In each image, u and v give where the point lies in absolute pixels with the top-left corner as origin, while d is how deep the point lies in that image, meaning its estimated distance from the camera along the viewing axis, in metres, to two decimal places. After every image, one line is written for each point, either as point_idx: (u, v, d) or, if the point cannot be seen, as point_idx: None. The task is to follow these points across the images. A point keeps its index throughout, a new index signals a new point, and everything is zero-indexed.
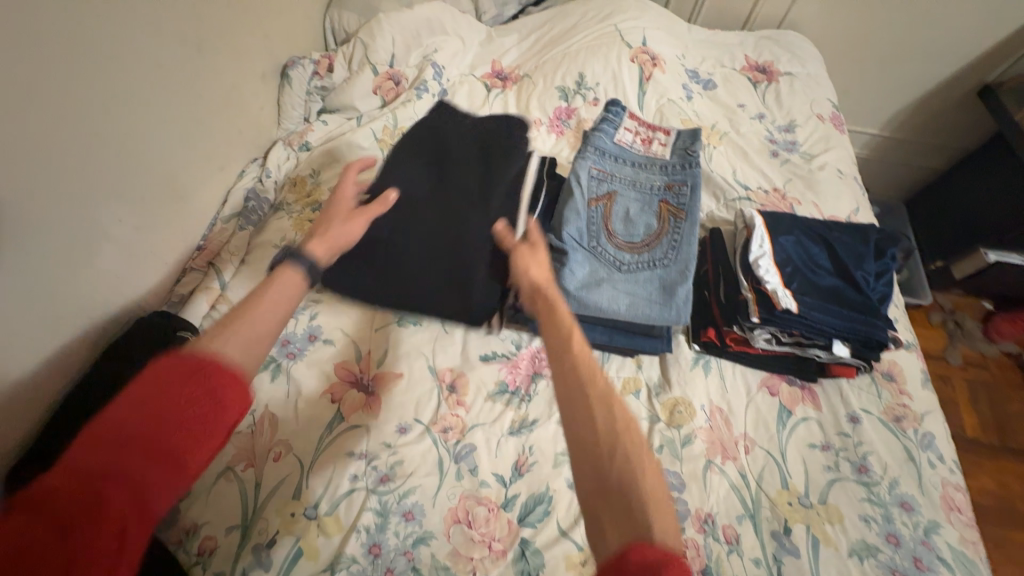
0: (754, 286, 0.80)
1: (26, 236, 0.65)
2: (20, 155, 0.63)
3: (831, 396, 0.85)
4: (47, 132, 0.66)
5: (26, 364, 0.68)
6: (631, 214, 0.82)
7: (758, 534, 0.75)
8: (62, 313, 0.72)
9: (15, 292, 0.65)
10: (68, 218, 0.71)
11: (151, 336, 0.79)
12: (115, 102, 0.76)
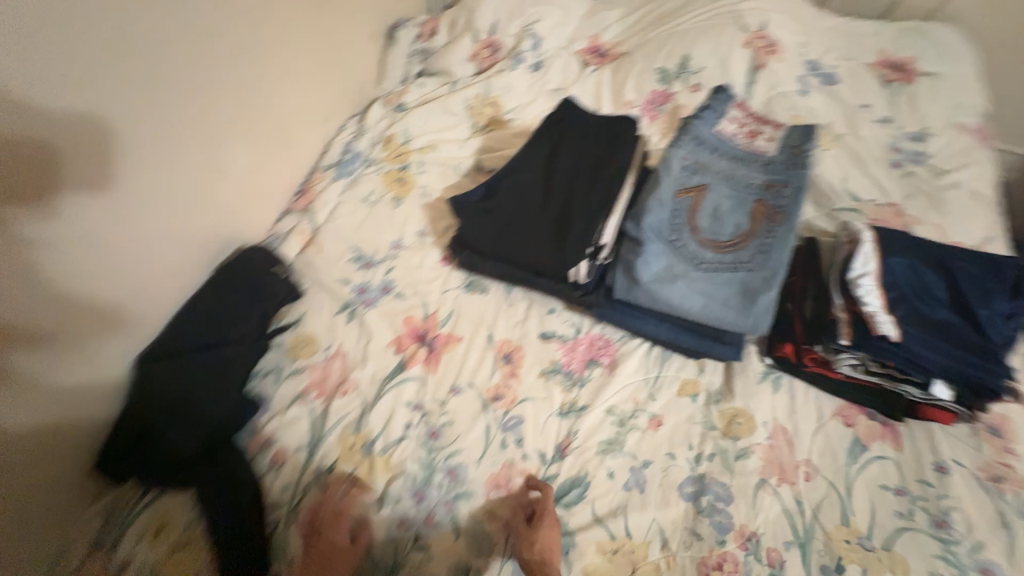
0: (848, 307, 0.73)
1: (137, 163, 0.72)
2: (135, 104, 0.70)
3: (918, 440, 0.77)
4: (161, 69, 0.72)
5: (151, 280, 0.78)
6: (720, 211, 0.77)
7: (806, 566, 0.70)
8: (183, 237, 0.82)
9: (125, 230, 0.72)
10: (180, 152, 0.78)
11: (254, 268, 0.89)
12: (228, 46, 0.81)
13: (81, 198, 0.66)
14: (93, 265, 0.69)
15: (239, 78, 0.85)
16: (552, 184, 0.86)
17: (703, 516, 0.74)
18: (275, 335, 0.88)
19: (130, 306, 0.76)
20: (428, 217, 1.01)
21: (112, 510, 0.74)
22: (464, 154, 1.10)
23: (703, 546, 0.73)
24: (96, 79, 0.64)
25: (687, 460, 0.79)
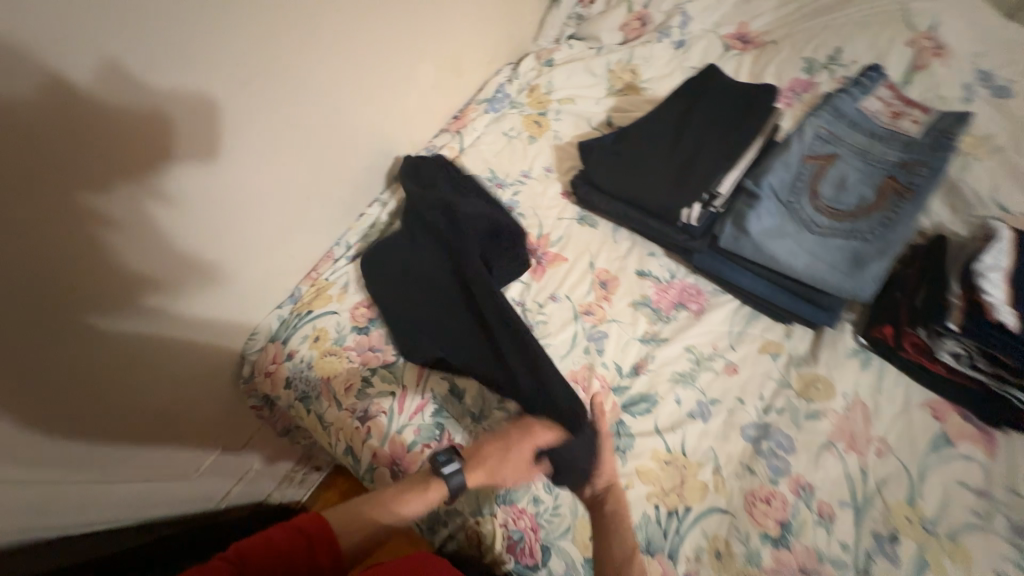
0: (965, 295, 0.73)
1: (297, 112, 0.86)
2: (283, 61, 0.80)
3: (1016, 451, 0.74)
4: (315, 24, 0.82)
5: (324, 195, 0.99)
6: (845, 182, 0.80)
7: (857, 526, 0.73)
8: (353, 165, 1.02)
9: (269, 185, 0.87)
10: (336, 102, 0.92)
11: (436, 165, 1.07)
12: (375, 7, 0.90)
13: (197, 163, 0.74)
14: (210, 218, 0.80)
15: (355, 53, 0.91)
16: (682, 138, 0.95)
17: (760, 456, 0.79)
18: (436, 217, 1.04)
19: (304, 217, 0.98)
20: (556, 157, 1.15)
21: (287, 318, 0.98)
22: (597, 110, 1.22)
23: (754, 480, 0.78)
24: (245, 63, 0.74)
25: (755, 407, 0.84)
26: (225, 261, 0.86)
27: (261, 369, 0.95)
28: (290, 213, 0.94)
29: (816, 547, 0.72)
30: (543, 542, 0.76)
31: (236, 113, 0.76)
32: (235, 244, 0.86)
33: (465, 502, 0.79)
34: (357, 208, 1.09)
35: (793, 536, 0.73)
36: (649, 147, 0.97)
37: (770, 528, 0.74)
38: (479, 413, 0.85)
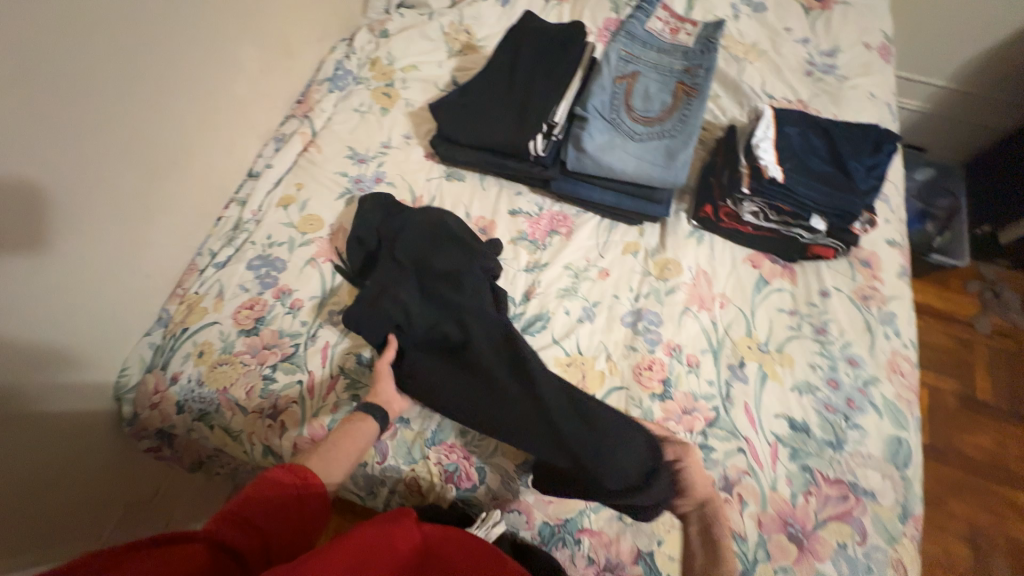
0: (750, 164, 0.93)
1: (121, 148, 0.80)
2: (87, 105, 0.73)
3: (809, 275, 0.97)
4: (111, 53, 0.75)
5: (176, 215, 0.94)
6: (649, 93, 0.96)
7: (716, 364, 0.90)
8: (200, 177, 0.98)
9: (112, 230, 0.82)
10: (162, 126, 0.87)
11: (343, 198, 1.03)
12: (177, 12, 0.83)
13: (24, 256, 0.69)
14: (57, 295, 0.75)
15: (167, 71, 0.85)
16: (517, 83, 1.04)
17: (639, 335, 0.94)
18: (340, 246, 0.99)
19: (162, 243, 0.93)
20: (412, 123, 1.18)
21: (162, 342, 0.91)
22: (442, 72, 1.25)
23: (638, 355, 0.92)
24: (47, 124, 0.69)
25: (628, 299, 0.98)
26: (82, 328, 0.81)
27: (145, 403, 0.87)
28: (144, 248, 0.89)
29: (691, 390, 0.88)
30: (477, 464, 0.83)
31: (58, 193, 0.72)
32: (91, 317, 0.82)
33: (397, 455, 0.83)
34: (213, 214, 1.03)
35: (674, 388, 0.88)
36: (491, 97, 1.05)
37: (656, 388, 0.88)
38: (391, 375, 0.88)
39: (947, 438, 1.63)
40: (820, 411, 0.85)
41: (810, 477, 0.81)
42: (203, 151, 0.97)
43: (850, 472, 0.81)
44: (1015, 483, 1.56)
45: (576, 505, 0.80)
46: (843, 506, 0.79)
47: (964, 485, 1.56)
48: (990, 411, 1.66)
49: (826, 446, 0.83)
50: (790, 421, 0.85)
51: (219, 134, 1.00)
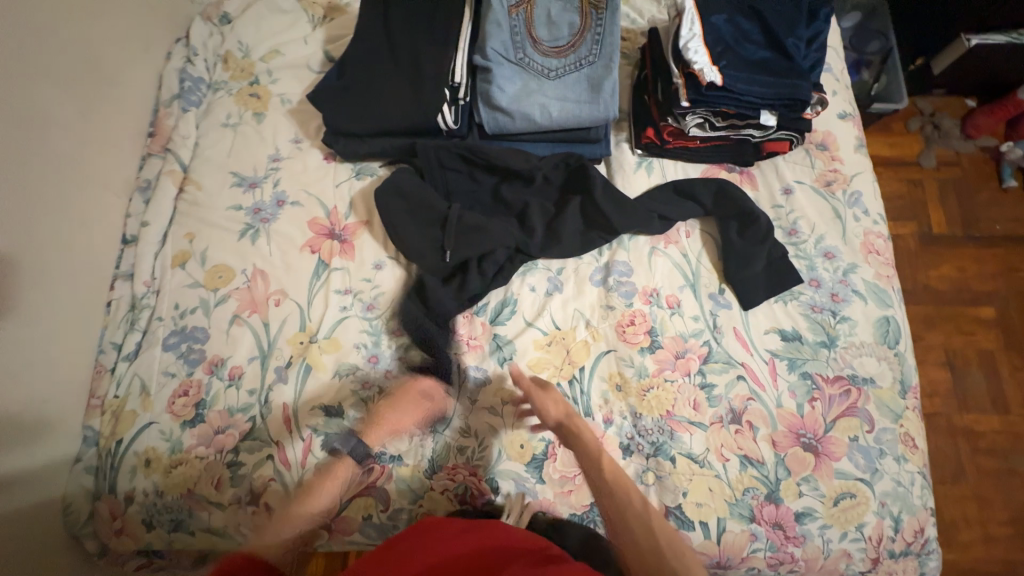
0: (683, 71, 0.81)
1: None
2: None
3: (768, 174, 0.90)
4: None
5: (55, 327, 0.78)
6: (553, 16, 0.81)
7: (698, 298, 0.86)
8: (67, 270, 0.81)
9: None
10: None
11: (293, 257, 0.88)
12: None
13: None
14: None
15: None
16: (400, 42, 0.87)
17: (613, 292, 0.87)
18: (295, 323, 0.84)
19: (55, 363, 0.78)
20: (296, 123, 0.99)
21: (100, 464, 0.79)
22: (311, 49, 1.04)
23: (617, 313, 0.86)
24: None
25: (593, 255, 0.90)
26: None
27: (109, 532, 0.78)
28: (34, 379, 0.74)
29: (679, 332, 0.84)
30: (485, 476, 0.78)
31: None
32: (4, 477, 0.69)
33: (400, 496, 0.78)
34: (99, 301, 0.86)
35: (661, 335, 0.84)
36: (375, 69, 0.88)
37: (643, 341, 0.84)
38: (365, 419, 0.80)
39: (915, 280, 1.70)
40: (807, 315, 0.83)
41: (812, 383, 0.80)
42: (61, 242, 0.79)
43: (848, 366, 0.80)
44: (978, 301, 1.67)
45: None
46: (847, 401, 0.79)
47: (935, 318, 1.66)
48: (948, 242, 1.73)
49: (820, 348, 0.81)
50: (782, 334, 0.82)
51: (67, 210, 0.81)
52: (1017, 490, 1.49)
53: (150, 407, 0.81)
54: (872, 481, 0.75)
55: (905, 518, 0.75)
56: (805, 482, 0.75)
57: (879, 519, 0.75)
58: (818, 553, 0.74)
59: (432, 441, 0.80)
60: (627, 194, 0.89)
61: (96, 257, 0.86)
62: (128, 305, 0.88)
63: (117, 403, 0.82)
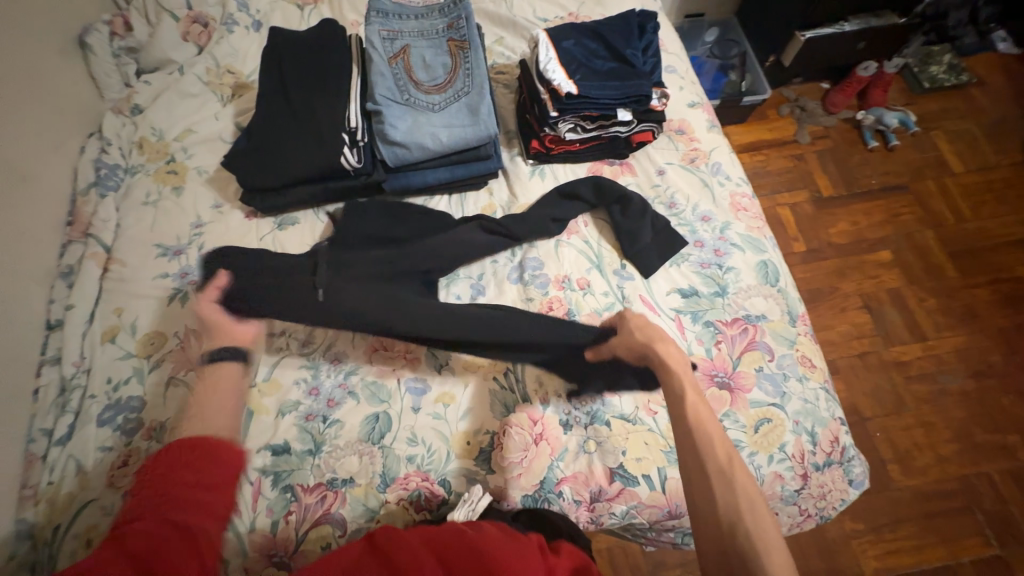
0: (547, 88, 0.96)
1: None
2: None
3: (643, 162, 1.04)
4: None
5: None
6: (427, 60, 0.95)
7: (604, 276, 0.95)
8: None
9: None
10: None
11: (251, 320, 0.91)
12: None
13: None
14: None
15: None
16: (299, 103, 0.97)
17: (530, 285, 0.95)
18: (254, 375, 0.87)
19: None
20: (215, 190, 1.06)
21: (37, 556, 0.76)
22: (222, 124, 1.13)
23: (537, 303, 0.94)
24: None
25: (507, 257, 0.98)
26: None
27: None
28: None
29: (593, 308, 0.92)
30: (438, 479, 0.81)
31: None
32: None
33: (357, 516, 0.79)
34: (25, 390, 0.86)
35: (578, 315, 0.92)
36: (279, 128, 0.97)
37: None
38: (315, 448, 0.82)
39: (818, 238, 1.90)
40: (698, 271, 0.94)
41: (714, 328, 0.89)
42: None
43: (741, 308, 0.91)
44: (874, 246, 1.88)
45: (543, 463, 0.81)
46: (747, 337, 0.88)
47: (844, 268, 1.85)
48: (837, 202, 1.96)
49: (714, 297, 0.92)
50: (681, 292, 0.93)
51: None
52: (950, 407, 1.63)
53: (88, 484, 0.79)
54: (783, 403, 0.84)
55: (818, 430, 0.83)
56: (727, 417, 0.83)
57: (797, 436, 0.82)
58: (754, 480, 0.80)
59: (381, 457, 0.82)
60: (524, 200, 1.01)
61: (19, 347, 0.86)
62: (58, 388, 0.88)
63: (53, 488, 0.80)
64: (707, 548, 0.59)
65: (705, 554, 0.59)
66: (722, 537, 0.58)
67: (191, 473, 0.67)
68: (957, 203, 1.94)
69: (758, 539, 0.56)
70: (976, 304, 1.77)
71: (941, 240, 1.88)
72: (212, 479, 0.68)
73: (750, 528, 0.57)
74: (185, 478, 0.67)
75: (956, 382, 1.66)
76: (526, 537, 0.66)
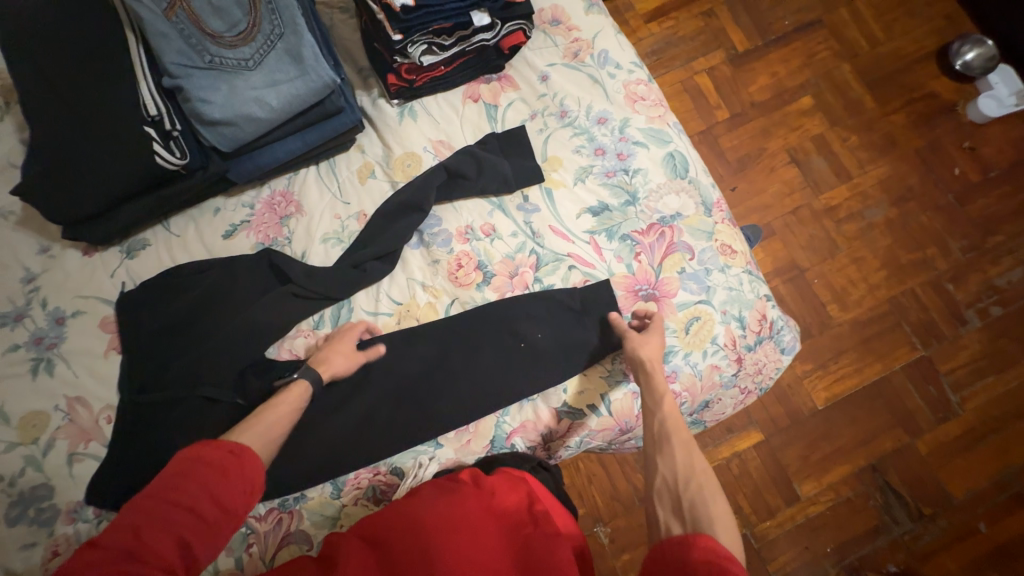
0: (381, 5, 0.77)
1: None
2: None
3: (522, 70, 0.90)
4: None
5: None
6: (215, 2, 0.73)
7: (508, 215, 0.86)
8: None
9: None
10: None
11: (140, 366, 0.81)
12: None
13: None
14: None
15: None
16: (80, 99, 0.76)
17: (432, 246, 0.86)
18: (161, 428, 0.78)
19: None
20: (34, 232, 0.87)
21: None
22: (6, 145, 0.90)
23: (444, 264, 0.85)
24: None
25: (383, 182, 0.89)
26: None
27: None
28: None
29: (505, 254, 0.85)
30: (389, 468, 0.79)
31: None
32: None
33: (319, 527, 0.77)
34: None
35: (491, 265, 0.85)
36: (67, 138, 0.77)
37: (477, 277, 0.84)
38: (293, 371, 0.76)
39: (739, 100, 1.82)
40: (605, 183, 0.86)
41: (632, 241, 0.84)
42: None
43: (655, 211, 0.85)
44: (794, 94, 1.82)
45: (489, 424, 0.80)
46: (665, 241, 0.84)
47: (769, 126, 1.80)
48: (753, 55, 1.85)
49: (627, 207, 0.85)
50: (591, 211, 0.85)
51: None
52: (878, 238, 1.71)
53: None
54: (709, 298, 0.82)
55: (745, 313, 0.83)
56: None
57: (725, 326, 0.82)
58: (693, 377, 0.82)
59: (324, 467, 0.78)
60: (403, 152, 0.88)
61: None
62: None
63: None
64: (658, 498, 0.64)
65: (655, 503, 0.64)
66: (677, 487, 0.63)
67: (192, 485, 0.55)
68: (870, 25, 1.86)
69: (712, 496, 0.61)
70: (895, 130, 1.78)
71: (858, 71, 1.83)
72: (231, 503, 0.57)
73: (697, 483, 0.63)
74: (167, 497, 0.54)
75: (881, 213, 1.73)
76: (458, 483, 0.68)
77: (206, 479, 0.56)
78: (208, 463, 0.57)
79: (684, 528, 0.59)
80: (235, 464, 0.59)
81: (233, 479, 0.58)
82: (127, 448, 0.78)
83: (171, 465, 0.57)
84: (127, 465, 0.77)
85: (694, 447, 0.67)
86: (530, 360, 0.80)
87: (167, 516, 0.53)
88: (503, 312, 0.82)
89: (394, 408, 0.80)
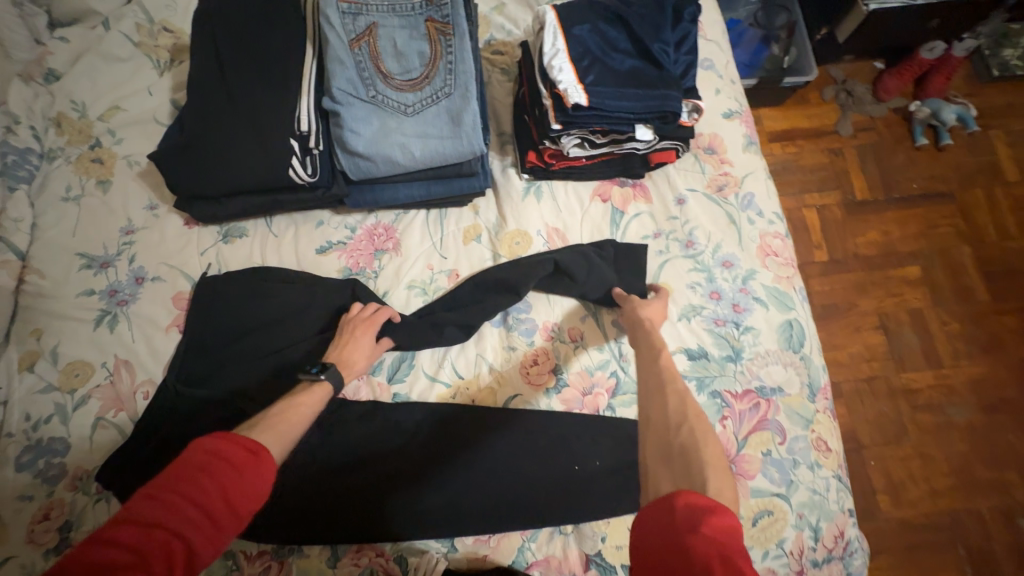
0: (551, 92, 0.76)
1: None
2: None
3: (660, 185, 0.87)
4: None
5: None
6: (399, 47, 0.75)
7: (600, 326, 0.81)
8: None
9: None
10: None
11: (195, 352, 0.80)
12: None
13: None
14: None
15: None
16: (241, 90, 0.78)
17: (513, 331, 0.82)
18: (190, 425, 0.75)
19: None
20: (149, 187, 0.89)
21: None
22: (158, 101, 0.94)
23: (519, 353, 0.81)
24: None
25: (485, 250, 0.86)
26: None
27: None
28: None
29: (584, 366, 0.79)
30: (394, 554, 0.71)
31: None
32: None
33: None
34: None
35: (566, 372, 0.79)
36: (215, 120, 0.78)
37: (548, 381, 0.79)
38: (318, 366, 0.69)
39: (841, 248, 1.64)
40: (711, 330, 0.80)
41: (722, 401, 0.77)
42: None
43: (755, 378, 0.78)
44: (903, 262, 1.63)
45: (512, 544, 0.72)
46: (758, 414, 0.77)
47: (866, 284, 1.61)
48: (868, 208, 1.68)
49: (727, 363, 0.79)
50: (688, 354, 0.79)
51: None
52: None
53: (6, 540, 0.71)
54: (788, 494, 0.74)
55: (824, 526, 0.74)
56: None
57: (798, 532, 0.73)
58: None
59: (330, 529, 0.72)
60: (516, 229, 0.85)
61: None
62: None
63: None
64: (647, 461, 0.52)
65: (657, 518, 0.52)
66: (665, 434, 0.52)
67: (201, 479, 0.49)
68: (1003, 218, 1.67)
69: (701, 436, 0.50)
70: None
71: (978, 259, 1.63)
72: (239, 501, 0.49)
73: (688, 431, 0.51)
74: (176, 485, 0.48)
75: (965, 415, 1.49)
76: None
77: (216, 471, 0.49)
78: (220, 453, 0.50)
79: (675, 481, 0.48)
80: (252, 456, 0.51)
81: (245, 472, 0.50)
82: (152, 433, 0.75)
83: (188, 458, 0.50)
84: (145, 452, 0.74)
85: (688, 395, 0.56)
86: (577, 492, 0.73)
87: (173, 508, 0.47)
88: (563, 428, 0.76)
89: (420, 491, 0.74)
